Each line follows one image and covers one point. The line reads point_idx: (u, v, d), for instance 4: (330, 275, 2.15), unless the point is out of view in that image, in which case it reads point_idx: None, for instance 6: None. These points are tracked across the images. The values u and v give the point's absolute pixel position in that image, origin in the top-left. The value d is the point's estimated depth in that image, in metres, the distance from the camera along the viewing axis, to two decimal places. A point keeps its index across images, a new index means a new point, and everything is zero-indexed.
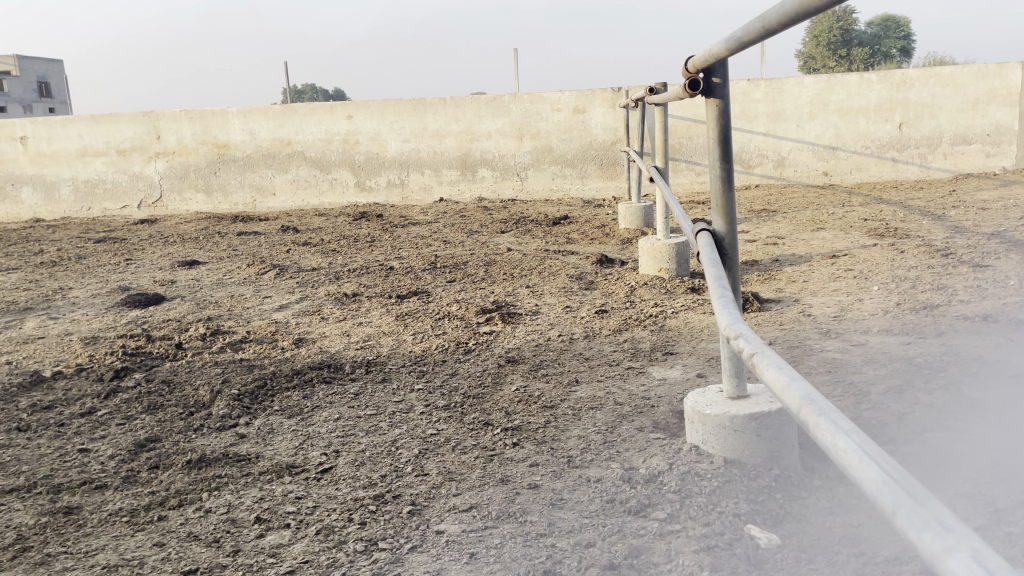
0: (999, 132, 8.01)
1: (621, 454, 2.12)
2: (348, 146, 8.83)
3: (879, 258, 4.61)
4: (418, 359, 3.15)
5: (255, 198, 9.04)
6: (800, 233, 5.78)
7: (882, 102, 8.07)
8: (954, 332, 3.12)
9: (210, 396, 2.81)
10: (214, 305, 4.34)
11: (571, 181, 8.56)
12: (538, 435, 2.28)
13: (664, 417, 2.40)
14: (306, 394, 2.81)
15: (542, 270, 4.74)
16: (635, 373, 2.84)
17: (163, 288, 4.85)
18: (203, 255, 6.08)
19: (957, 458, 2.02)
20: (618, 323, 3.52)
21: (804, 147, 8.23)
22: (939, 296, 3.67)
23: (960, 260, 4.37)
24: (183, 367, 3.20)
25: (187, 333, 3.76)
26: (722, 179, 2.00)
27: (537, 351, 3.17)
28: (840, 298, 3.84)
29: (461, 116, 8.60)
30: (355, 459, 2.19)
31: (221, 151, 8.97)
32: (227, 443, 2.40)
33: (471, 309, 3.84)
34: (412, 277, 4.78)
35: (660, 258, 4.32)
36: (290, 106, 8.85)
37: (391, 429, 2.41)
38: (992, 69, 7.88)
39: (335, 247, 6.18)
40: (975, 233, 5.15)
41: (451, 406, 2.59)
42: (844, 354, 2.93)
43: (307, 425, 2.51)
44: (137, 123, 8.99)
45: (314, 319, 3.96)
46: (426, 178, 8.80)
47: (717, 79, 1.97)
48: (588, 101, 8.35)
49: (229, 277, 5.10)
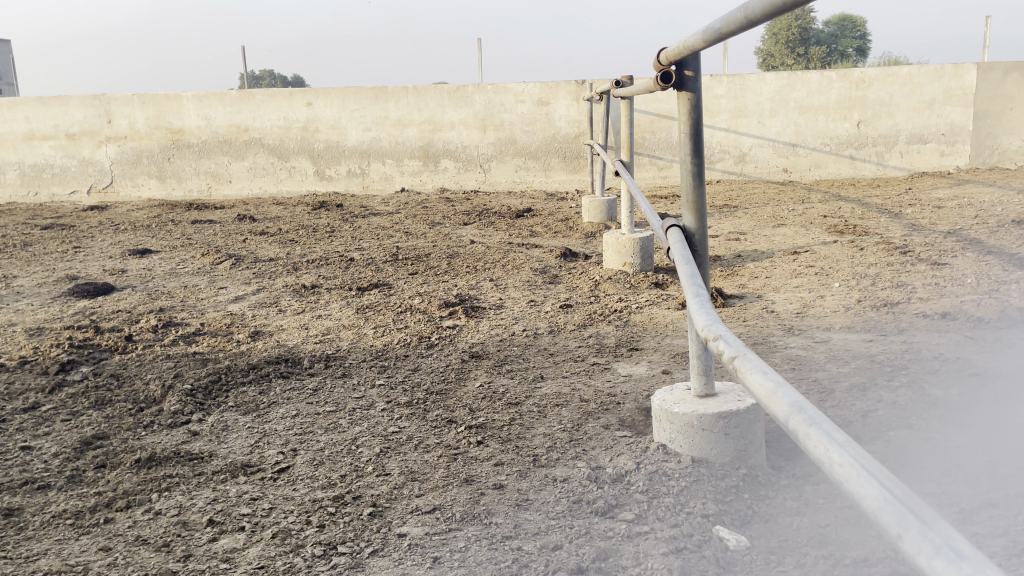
0: (954, 131, 8.16)
1: (587, 452, 2.08)
2: (307, 133, 8.66)
3: (840, 254, 4.65)
4: (379, 353, 3.08)
5: (211, 185, 8.83)
6: (761, 228, 5.82)
7: (841, 100, 8.16)
8: (914, 329, 3.14)
9: (162, 391, 2.70)
10: (167, 295, 4.21)
11: (534, 173, 8.52)
12: (503, 433, 2.23)
13: (630, 414, 2.37)
14: (262, 389, 2.72)
15: (506, 263, 4.69)
16: (600, 369, 2.81)
17: (113, 277, 4.69)
18: (155, 243, 5.90)
19: (922, 457, 2.02)
20: (582, 318, 3.48)
21: (765, 143, 8.29)
22: (899, 293, 3.70)
23: (917, 257, 4.43)
24: (133, 360, 3.08)
25: (138, 324, 3.63)
26: (693, 174, 1.96)
27: (501, 346, 3.12)
28: (803, 294, 3.85)
29: (423, 105, 8.50)
30: (313, 459, 2.11)
31: (175, 137, 8.74)
32: (179, 441, 2.31)
33: (433, 302, 3.78)
34: (372, 269, 4.69)
35: (625, 252, 4.30)
36: (247, 92, 8.65)
37: (351, 427, 2.34)
38: (948, 69, 8.01)
39: (293, 237, 6.05)
40: (932, 231, 5.23)
41: (413, 402, 2.53)
42: (807, 351, 2.93)
43: (263, 422, 2.43)
44: (87, 106, 8.72)
45: (271, 311, 3.85)
46: (387, 168, 8.68)
47: (689, 72, 1.93)
48: (552, 93, 8.31)
49: (183, 266, 4.96)
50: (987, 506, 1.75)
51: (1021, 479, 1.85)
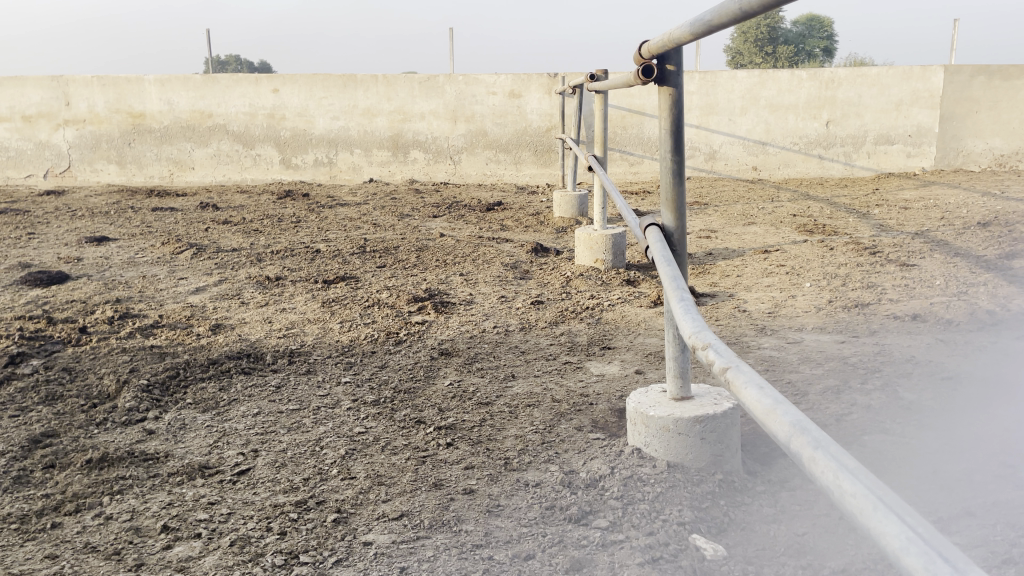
0: (921, 133, 8.24)
1: (560, 456, 2.03)
2: (273, 121, 8.49)
3: (811, 254, 4.65)
4: (345, 349, 2.99)
5: (173, 171, 8.61)
6: (732, 227, 5.81)
7: (811, 99, 8.21)
8: (886, 331, 3.13)
9: (117, 387, 2.59)
10: (124, 286, 4.06)
11: (504, 166, 8.45)
12: (473, 434, 2.17)
13: (603, 416, 2.32)
14: (222, 386, 2.62)
15: (476, 257, 4.62)
16: (572, 368, 2.76)
17: (69, 265, 4.53)
18: (114, 231, 5.73)
19: (896, 462, 2.00)
20: (554, 315, 3.43)
21: (735, 141, 8.30)
22: (870, 294, 3.70)
23: (887, 258, 4.43)
24: (87, 353, 2.96)
25: (93, 315, 3.50)
26: (673, 172, 1.91)
27: (472, 343, 3.05)
28: (774, 294, 3.83)
29: (393, 95, 8.37)
30: (275, 460, 2.03)
31: (136, 121, 8.50)
32: (133, 440, 2.20)
33: (402, 297, 3.70)
34: (339, 261, 4.59)
35: (597, 249, 4.25)
36: (211, 76, 8.46)
37: (315, 427, 2.25)
38: (916, 71, 8.09)
39: (257, 226, 5.91)
40: (899, 232, 5.26)
41: (380, 401, 2.45)
42: (780, 352, 2.90)
43: (222, 421, 2.33)
44: (45, 88, 8.46)
45: (233, 303, 3.74)
46: (355, 157, 8.54)
47: (671, 66, 1.87)
48: (524, 85, 8.24)
49: (141, 255, 4.80)
50: (964, 515, 1.73)
51: (997, 486, 1.83)
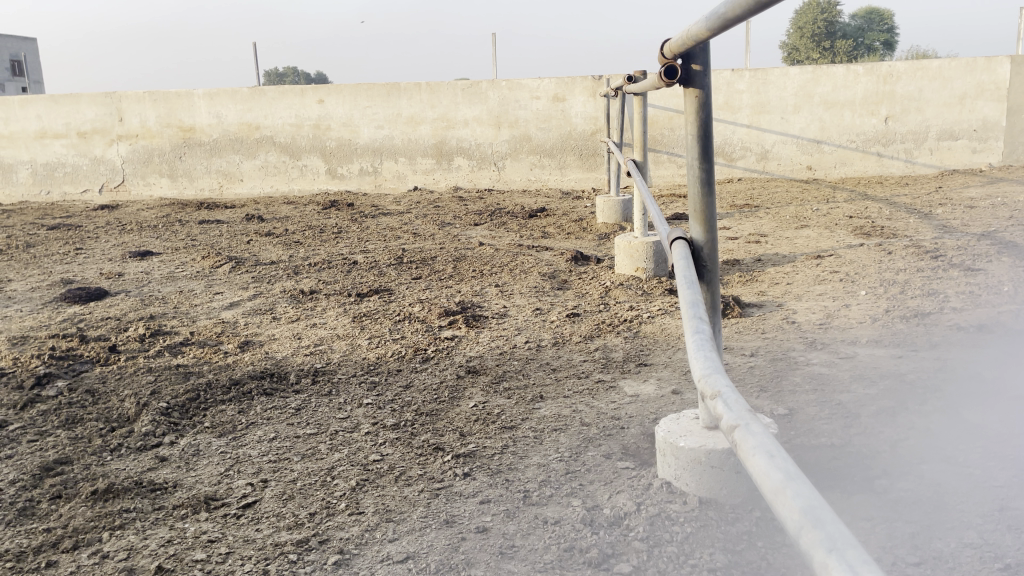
0: (986, 127, 7.85)
1: (584, 489, 1.88)
2: (318, 131, 8.51)
3: (867, 259, 4.40)
4: (370, 368, 2.89)
5: (222, 184, 8.70)
6: (784, 230, 5.56)
7: (869, 94, 7.86)
8: (948, 344, 2.90)
9: (136, 409, 2.54)
10: (161, 302, 4.05)
11: (549, 171, 8.31)
12: (493, 463, 2.04)
13: (635, 441, 2.17)
14: (242, 408, 2.54)
15: (513, 267, 4.49)
16: (605, 388, 2.60)
17: (109, 281, 4.55)
18: (158, 245, 5.77)
19: (956, 496, 1.80)
20: (589, 328, 3.28)
21: (788, 140, 8.01)
22: (931, 302, 3.46)
23: (950, 262, 4.16)
24: (113, 374, 2.92)
25: (125, 333, 3.47)
26: (702, 181, 1.76)
27: (501, 360, 2.92)
28: (826, 303, 3.61)
29: (437, 102, 8.31)
30: (283, 492, 1.93)
31: (186, 135, 8.62)
32: (144, 468, 2.14)
33: (434, 310, 3.59)
34: (375, 273, 4.51)
35: (637, 257, 4.08)
36: (258, 89, 8.52)
37: (329, 454, 2.15)
38: (980, 62, 7.71)
39: (299, 238, 5.89)
40: (964, 234, 4.96)
41: (400, 425, 2.34)
42: (830, 369, 2.70)
43: (237, 447, 2.25)
44: (98, 104, 8.64)
45: (265, 318, 3.69)
46: (400, 166, 8.51)
47: (696, 66, 1.71)
48: (568, 89, 8.09)
49: (182, 270, 4.81)
50: None
51: None
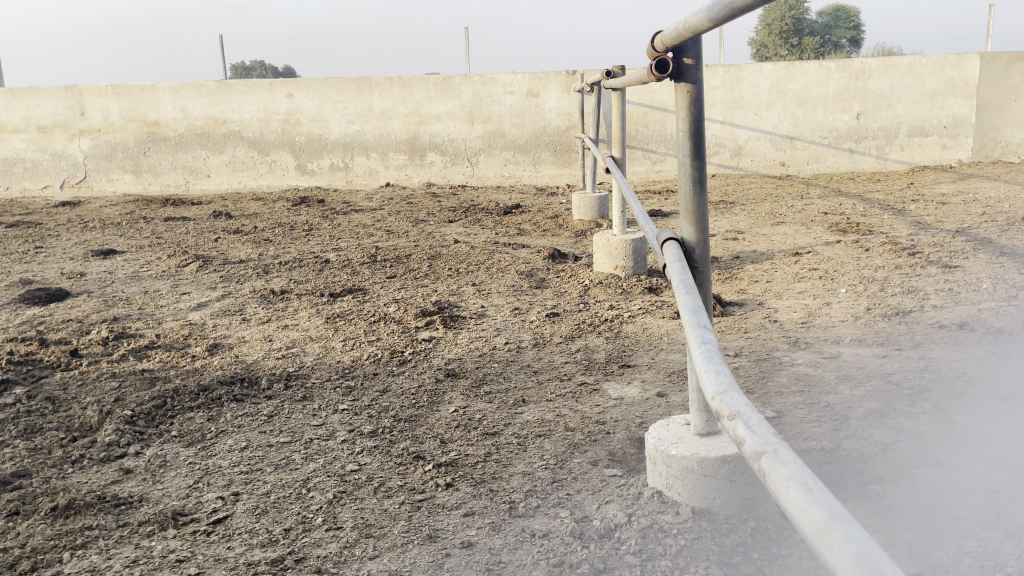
0: (956, 124, 7.91)
1: (571, 498, 1.81)
2: (288, 126, 8.35)
3: (845, 256, 4.39)
4: (345, 371, 2.80)
5: (188, 179, 8.50)
6: (760, 227, 5.55)
7: (840, 91, 7.89)
8: (931, 342, 2.88)
9: (99, 418, 2.42)
10: (125, 303, 3.91)
11: (523, 167, 8.24)
12: (476, 473, 1.96)
13: (621, 447, 2.10)
14: (211, 416, 2.44)
15: (490, 265, 4.41)
16: (589, 391, 2.53)
17: (70, 281, 4.39)
18: (122, 243, 5.60)
19: (952, 502, 1.75)
20: (570, 328, 3.21)
21: (761, 136, 8.01)
22: (911, 300, 3.44)
23: (927, 259, 4.16)
24: (75, 380, 2.79)
25: (87, 336, 3.34)
26: (694, 179, 1.69)
27: (481, 362, 2.84)
28: (807, 301, 3.58)
29: (409, 97, 8.19)
30: (256, 506, 1.84)
31: (150, 129, 8.40)
32: (108, 481, 2.03)
33: (410, 310, 3.50)
34: (348, 271, 4.40)
35: (616, 255, 4.02)
36: (225, 82, 8.33)
37: (304, 464, 2.06)
38: (950, 59, 7.76)
39: (268, 236, 5.76)
40: (939, 230, 4.97)
41: (377, 432, 2.25)
42: (815, 369, 2.66)
43: (207, 457, 2.15)
44: (59, 98, 8.39)
45: (234, 320, 3.57)
46: (371, 162, 8.38)
47: (688, 60, 1.65)
48: (542, 84, 8.02)
49: (147, 269, 4.66)
50: None
51: None
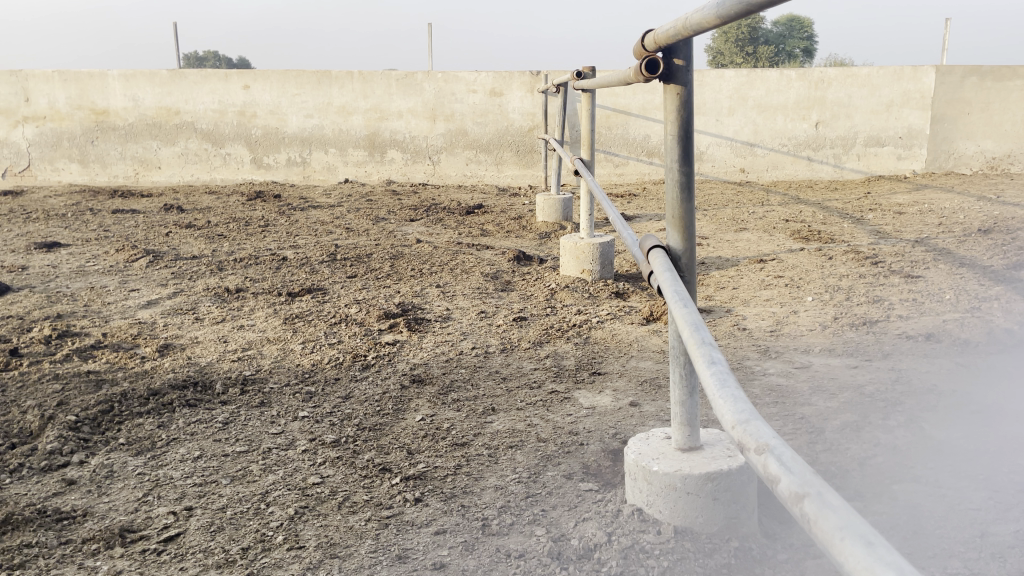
0: (912, 135, 8.03)
1: (547, 515, 1.73)
2: (243, 119, 8.13)
3: (809, 264, 4.40)
4: (305, 376, 2.67)
5: (138, 171, 8.22)
6: (724, 233, 5.55)
7: (800, 99, 7.97)
8: (900, 353, 2.87)
9: (40, 424, 2.26)
10: (70, 299, 3.72)
11: (485, 167, 8.15)
12: (446, 487, 1.87)
13: (596, 459, 2.03)
14: (162, 422, 2.30)
15: (454, 266, 4.31)
16: (560, 400, 2.46)
17: (11, 275, 4.17)
18: (67, 236, 5.36)
19: (934, 521, 1.72)
20: (538, 333, 3.14)
21: (722, 142, 8.06)
22: (877, 310, 3.45)
23: (890, 269, 4.19)
24: (14, 381, 2.62)
25: (28, 334, 3.15)
26: (681, 185, 1.63)
27: (447, 368, 2.75)
28: (774, 309, 3.56)
29: (370, 93, 8.04)
30: (211, 523, 1.72)
31: (99, 118, 8.10)
32: (49, 493, 1.89)
33: (372, 312, 3.38)
34: (307, 270, 4.27)
35: (583, 258, 3.95)
36: (178, 71, 8.07)
37: (263, 476, 1.95)
38: (907, 71, 7.88)
39: (222, 231, 5.57)
40: (899, 240, 5.02)
41: (340, 442, 2.15)
42: (788, 380, 2.62)
43: (158, 468, 2.02)
44: (2, 83, 8.04)
45: (187, 319, 3.42)
46: (330, 157, 8.21)
47: (678, 60, 1.58)
48: (505, 83, 7.94)
49: (94, 264, 4.46)
50: None
51: None
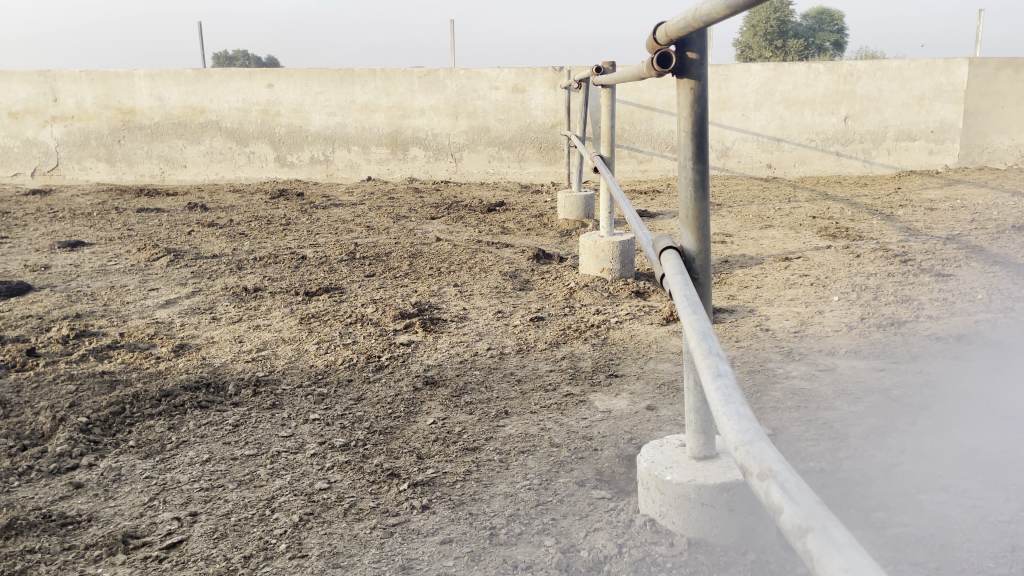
0: (944, 129, 7.85)
1: (557, 524, 1.68)
2: (267, 117, 8.16)
3: (835, 262, 4.30)
4: (318, 377, 2.64)
5: (164, 170, 8.28)
6: (749, 230, 5.45)
7: (829, 93, 7.82)
8: (929, 355, 2.78)
9: (52, 425, 2.25)
10: (90, 298, 3.73)
11: (508, 164, 8.10)
12: (454, 494, 1.83)
13: (610, 465, 1.98)
14: (173, 424, 2.28)
15: (473, 265, 4.27)
16: (574, 403, 2.40)
17: (34, 274, 4.21)
18: (91, 235, 5.40)
19: (964, 535, 1.64)
20: (555, 334, 3.09)
21: (748, 137, 7.92)
22: (906, 310, 3.34)
23: (920, 267, 4.07)
24: (30, 382, 2.62)
25: (46, 334, 3.16)
26: (695, 184, 1.56)
27: (461, 370, 2.70)
28: (798, 309, 3.48)
29: (392, 90, 8.03)
30: (214, 529, 1.69)
31: (126, 117, 8.17)
32: (56, 497, 1.87)
33: (388, 312, 3.35)
34: (325, 269, 4.25)
35: (603, 257, 3.89)
36: (203, 71, 8.12)
37: (270, 481, 1.92)
38: (939, 63, 7.70)
39: (244, 230, 5.57)
40: (930, 237, 4.89)
41: (349, 446, 2.11)
42: (811, 383, 2.54)
43: (166, 471, 2.00)
44: (31, 83, 8.14)
45: (204, 319, 3.41)
46: (352, 155, 8.20)
47: (692, 54, 1.52)
48: (528, 80, 7.88)
49: (115, 263, 4.48)
50: None
51: None
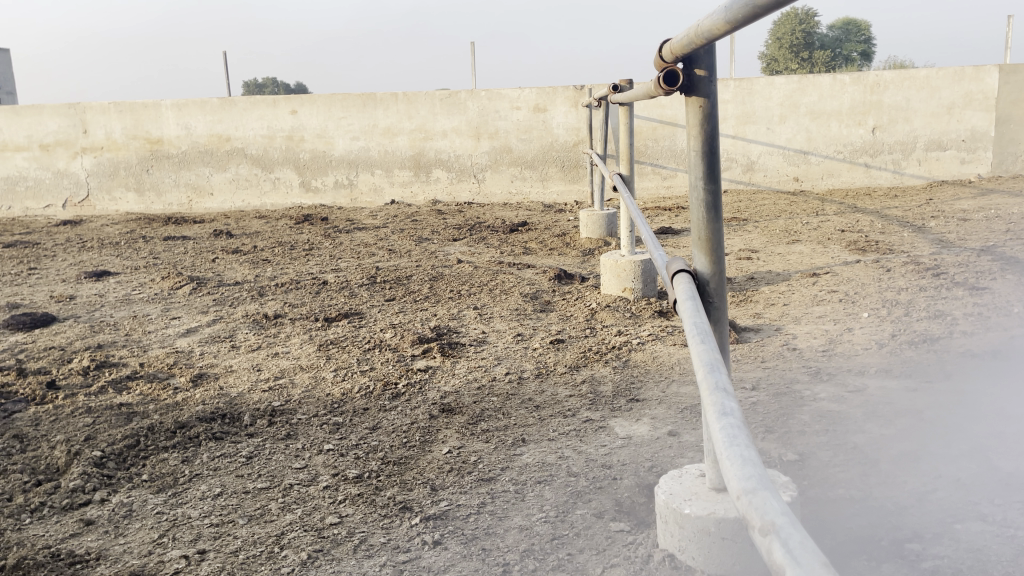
0: (975, 138, 7.70)
1: (573, 560, 1.62)
2: (292, 143, 8.23)
3: (865, 277, 4.19)
4: (334, 406, 2.61)
5: (191, 197, 8.39)
6: (775, 245, 5.35)
7: (855, 104, 7.69)
8: (964, 373, 2.67)
9: (67, 459, 2.24)
10: (112, 329, 3.75)
11: (531, 184, 8.07)
12: (467, 528, 1.77)
13: (629, 495, 1.91)
14: (186, 457, 2.26)
15: (494, 287, 4.24)
16: (594, 430, 2.34)
17: (59, 306, 4.24)
18: (117, 264, 5.45)
19: (1003, 568, 1.55)
20: (575, 357, 3.03)
21: (774, 151, 7.82)
22: (939, 325, 3.24)
23: (953, 280, 3.96)
24: (48, 416, 2.61)
25: (67, 365, 3.17)
26: (707, 205, 1.51)
27: (479, 396, 2.65)
28: (827, 326, 3.38)
29: (414, 113, 8.06)
30: (221, 568, 1.65)
31: (153, 147, 8.29)
32: (66, 535, 1.85)
33: (406, 337, 3.32)
34: (345, 294, 4.23)
35: (625, 277, 3.83)
36: (228, 99, 8.22)
37: (281, 515, 1.88)
38: (969, 71, 7.56)
39: (267, 256, 5.59)
40: (963, 249, 4.76)
41: (362, 477, 2.07)
42: (840, 405, 2.45)
43: (177, 506, 1.97)
44: (62, 116, 8.30)
45: (223, 347, 3.40)
46: (376, 179, 8.24)
47: (700, 71, 1.47)
48: (549, 99, 7.87)
49: (139, 292, 4.51)
50: None
51: None
